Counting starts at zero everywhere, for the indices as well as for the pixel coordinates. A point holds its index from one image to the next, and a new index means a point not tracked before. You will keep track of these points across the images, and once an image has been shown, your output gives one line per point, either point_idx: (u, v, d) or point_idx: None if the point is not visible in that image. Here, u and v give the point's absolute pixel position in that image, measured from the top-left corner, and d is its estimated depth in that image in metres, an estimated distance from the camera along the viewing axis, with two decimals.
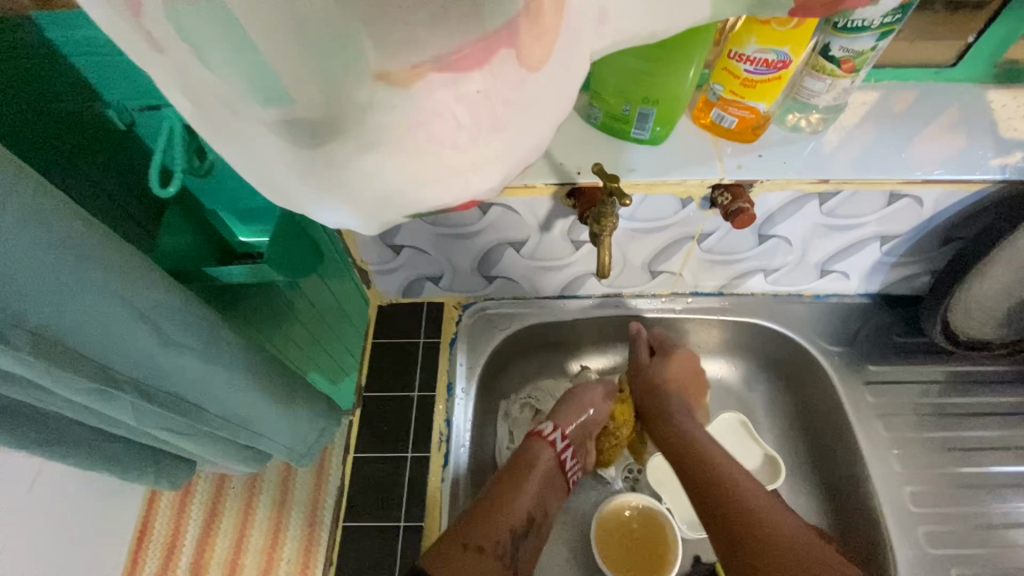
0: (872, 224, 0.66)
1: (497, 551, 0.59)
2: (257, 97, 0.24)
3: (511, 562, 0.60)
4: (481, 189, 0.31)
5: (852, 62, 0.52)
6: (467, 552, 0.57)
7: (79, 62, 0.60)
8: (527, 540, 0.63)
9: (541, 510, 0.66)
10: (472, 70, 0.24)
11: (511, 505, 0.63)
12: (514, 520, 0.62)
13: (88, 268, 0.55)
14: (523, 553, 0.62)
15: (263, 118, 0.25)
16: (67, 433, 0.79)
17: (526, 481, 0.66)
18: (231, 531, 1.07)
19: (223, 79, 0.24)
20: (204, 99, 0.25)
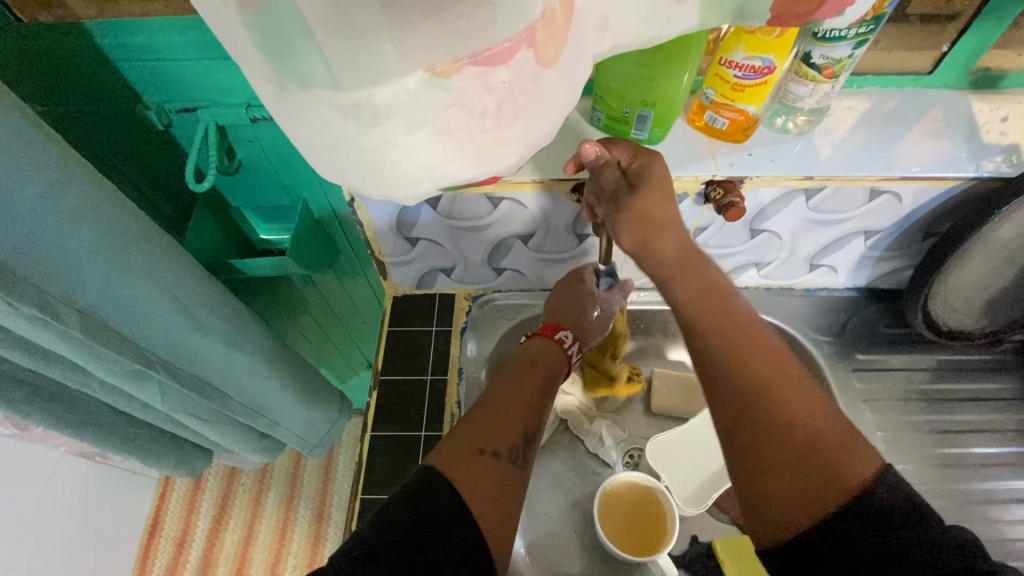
0: (856, 219, 0.71)
1: (512, 455, 0.58)
2: (329, 83, 0.29)
3: (522, 462, 0.58)
4: (501, 167, 0.36)
5: (831, 69, 0.57)
6: (482, 457, 0.56)
7: (123, 66, 0.64)
8: (536, 438, 0.62)
9: (544, 407, 0.65)
10: (501, 65, 0.29)
11: (518, 404, 0.62)
12: (524, 422, 0.61)
13: (122, 249, 0.60)
14: (531, 453, 0.61)
15: (331, 102, 0.30)
16: (97, 416, 0.83)
17: (529, 380, 0.65)
18: (245, 521, 1.34)
19: (303, 66, 0.29)
20: (282, 84, 0.30)
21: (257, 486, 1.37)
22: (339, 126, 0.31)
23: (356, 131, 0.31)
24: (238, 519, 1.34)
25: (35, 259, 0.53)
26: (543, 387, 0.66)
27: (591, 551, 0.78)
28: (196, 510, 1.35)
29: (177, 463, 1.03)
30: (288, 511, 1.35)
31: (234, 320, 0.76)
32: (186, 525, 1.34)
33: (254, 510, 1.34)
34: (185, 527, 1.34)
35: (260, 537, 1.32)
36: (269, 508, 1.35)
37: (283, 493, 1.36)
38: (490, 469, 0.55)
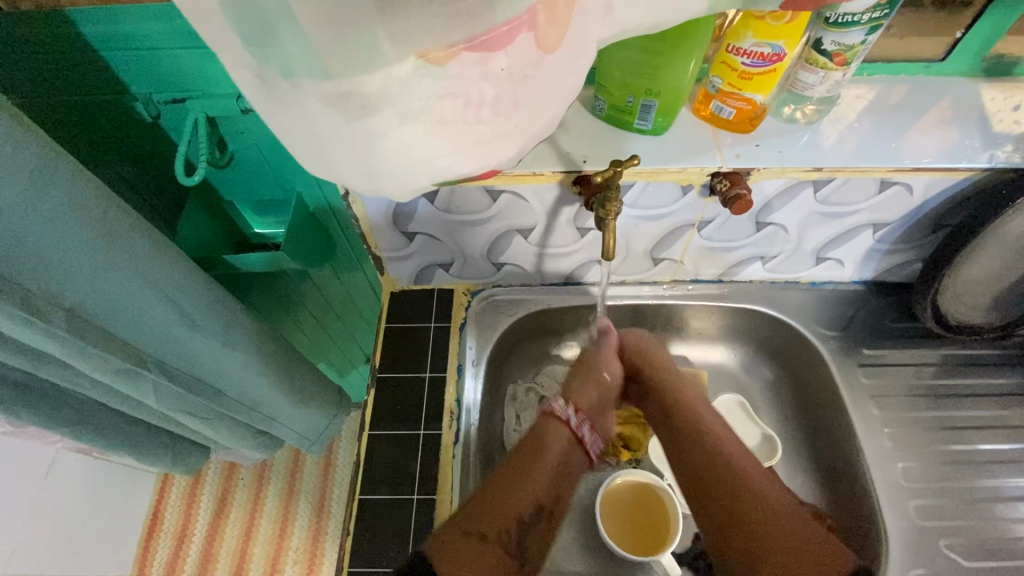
0: (864, 212, 0.69)
1: (501, 542, 0.59)
2: (319, 70, 0.27)
3: (517, 551, 0.60)
4: (500, 159, 0.34)
5: (842, 56, 0.55)
6: (468, 539, 0.58)
7: (107, 54, 0.62)
8: (536, 527, 0.63)
9: (554, 498, 0.66)
10: (500, 50, 0.27)
11: (524, 492, 0.64)
12: (521, 509, 0.62)
13: (112, 247, 0.58)
14: (529, 542, 0.62)
15: (316, 91, 0.28)
16: (91, 414, 0.82)
17: (535, 472, 0.66)
18: (241, 520, 1.32)
19: (291, 50, 0.27)
20: (267, 71, 0.28)
21: (256, 483, 1.36)
22: (325, 118, 0.29)
23: (344, 124, 0.29)
24: (235, 516, 1.33)
25: (19, 260, 0.52)
26: (561, 470, 0.68)
27: (592, 549, 0.77)
28: (196, 506, 1.34)
29: (173, 460, 1.02)
30: (287, 508, 1.33)
31: (227, 318, 0.74)
32: (184, 521, 1.32)
33: (253, 506, 1.33)
34: (184, 523, 1.32)
35: (255, 535, 1.30)
36: (268, 503, 1.34)
37: (282, 491, 1.35)
38: (479, 559, 0.57)
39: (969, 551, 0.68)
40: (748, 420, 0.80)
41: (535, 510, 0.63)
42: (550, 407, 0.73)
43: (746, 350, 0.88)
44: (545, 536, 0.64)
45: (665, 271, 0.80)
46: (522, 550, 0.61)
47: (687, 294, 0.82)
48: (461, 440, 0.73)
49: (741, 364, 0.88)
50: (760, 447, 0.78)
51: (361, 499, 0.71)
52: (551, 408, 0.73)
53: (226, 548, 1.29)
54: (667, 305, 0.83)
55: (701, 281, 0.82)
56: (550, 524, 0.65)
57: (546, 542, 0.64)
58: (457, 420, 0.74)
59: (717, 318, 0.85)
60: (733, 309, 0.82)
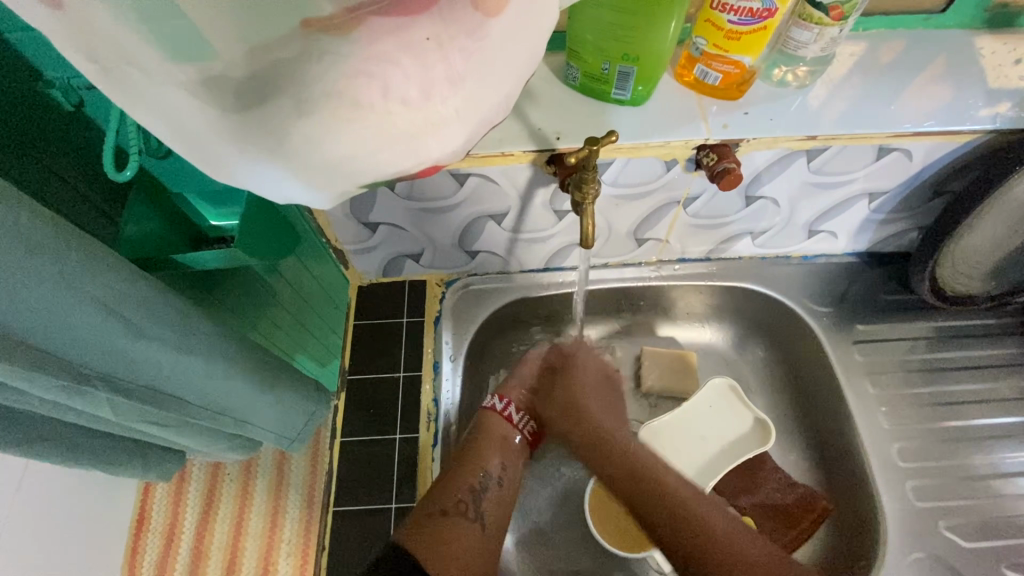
0: (860, 180, 0.64)
1: (462, 512, 0.65)
2: (170, 55, 0.21)
3: (478, 517, 0.66)
4: (441, 153, 0.27)
5: (840, 8, 0.49)
6: (435, 517, 0.63)
7: (11, 37, 0.55)
8: (487, 493, 0.68)
9: (502, 469, 0.70)
10: (418, 13, 0.22)
11: (473, 472, 0.68)
12: (474, 480, 0.67)
13: (26, 252, 0.44)
14: (487, 506, 0.68)
15: (178, 79, 0.22)
16: (47, 431, 0.67)
17: (485, 455, 0.70)
18: (230, 515, 0.95)
19: (131, 35, 0.21)
20: (108, 60, 0.22)
21: (242, 476, 0.98)
22: (198, 112, 0.23)
23: (223, 119, 0.24)
24: (224, 512, 0.95)
25: None
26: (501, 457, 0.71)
27: (581, 543, 0.74)
28: (182, 502, 0.97)
29: (145, 469, 0.85)
30: (276, 501, 0.94)
31: (184, 321, 0.59)
32: (171, 517, 0.96)
33: (243, 496, 0.96)
34: (172, 519, 0.96)
35: (243, 535, 0.93)
36: (258, 496, 0.95)
37: (270, 481, 0.96)
38: (452, 530, 0.63)
39: (967, 530, 0.66)
40: (740, 404, 0.76)
41: (484, 481, 0.68)
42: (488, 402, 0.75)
43: (736, 329, 0.84)
44: (500, 502, 0.69)
45: (650, 251, 0.75)
46: (480, 512, 0.67)
47: (674, 275, 0.78)
48: (439, 445, 0.69)
49: (730, 344, 0.84)
50: (753, 432, 0.75)
51: (337, 511, 0.67)
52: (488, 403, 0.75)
53: (214, 549, 0.93)
54: (653, 287, 0.78)
55: (688, 260, 0.78)
56: (503, 491, 0.70)
57: (503, 508, 0.69)
58: (435, 421, 0.70)
59: (705, 298, 0.80)
60: (722, 288, 0.78)
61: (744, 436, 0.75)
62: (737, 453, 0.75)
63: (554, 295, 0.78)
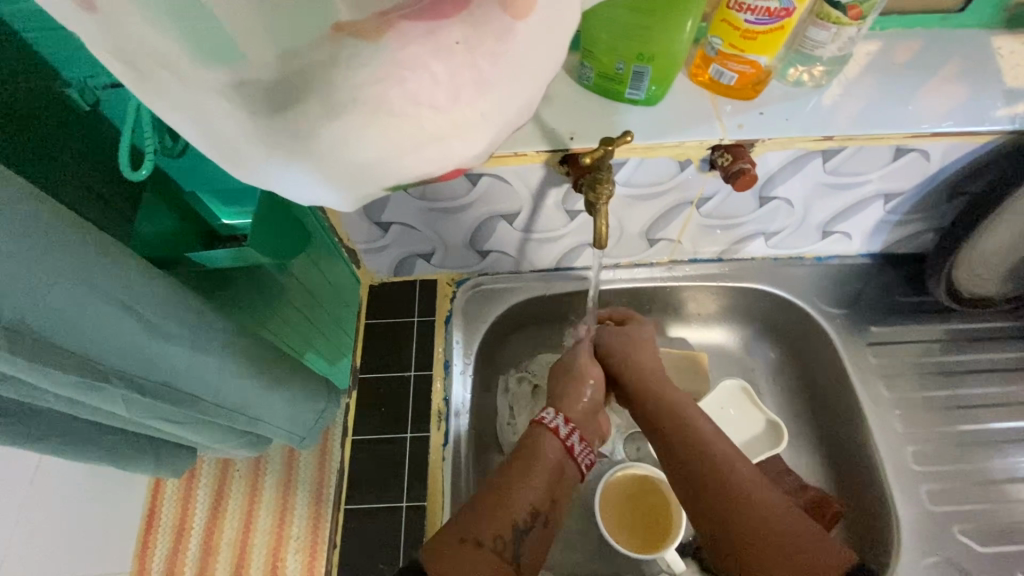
0: (876, 181, 0.63)
1: (497, 549, 0.55)
2: (202, 58, 0.22)
3: (513, 558, 0.55)
4: (465, 155, 0.27)
5: (858, 8, 0.49)
6: (464, 547, 0.53)
7: (28, 37, 0.54)
8: (531, 531, 0.57)
9: (550, 503, 0.59)
10: (451, 16, 0.22)
11: (514, 506, 0.57)
12: (519, 514, 0.57)
13: (50, 251, 0.44)
14: (525, 549, 0.57)
15: (211, 83, 0.22)
16: (64, 427, 0.68)
17: (531, 486, 0.59)
18: (239, 513, 0.95)
19: (164, 35, 0.21)
20: (140, 62, 0.22)
21: (251, 473, 0.98)
22: (228, 115, 0.23)
23: (253, 122, 0.24)
24: (232, 510, 0.96)
25: None
26: (552, 488, 0.60)
27: (590, 542, 0.74)
28: (192, 501, 0.97)
29: (157, 465, 0.86)
30: (285, 499, 0.95)
31: (198, 319, 0.60)
32: (181, 514, 0.97)
33: (252, 493, 0.96)
34: (182, 518, 0.97)
35: (252, 533, 0.93)
36: (266, 492, 0.96)
37: (279, 479, 0.96)
38: (480, 564, 0.53)
39: (982, 534, 0.66)
40: (751, 404, 0.76)
41: (529, 517, 0.57)
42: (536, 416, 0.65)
43: (747, 330, 0.84)
44: (541, 543, 0.59)
45: (662, 251, 0.75)
46: (517, 555, 0.56)
47: (686, 276, 0.77)
48: (450, 443, 0.69)
49: (740, 345, 0.84)
50: (763, 433, 0.75)
51: (348, 509, 0.67)
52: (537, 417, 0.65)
53: (222, 547, 0.93)
54: (664, 288, 0.78)
55: (699, 260, 0.77)
56: (547, 529, 0.59)
57: (543, 551, 0.58)
58: (446, 420, 0.71)
59: (716, 299, 0.80)
60: (733, 289, 0.78)
61: (755, 437, 0.75)
62: (750, 454, 0.74)
63: (559, 292, 0.78)
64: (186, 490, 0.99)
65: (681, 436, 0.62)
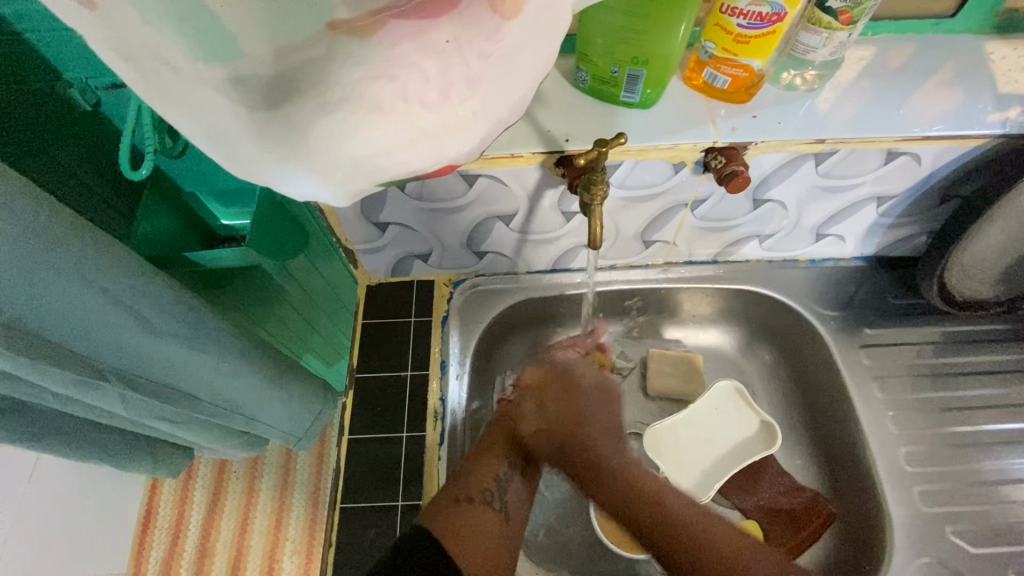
0: (868, 184, 0.64)
1: (487, 500, 0.59)
2: (200, 55, 0.22)
3: (501, 506, 0.60)
4: (457, 152, 0.28)
5: (849, 13, 0.50)
6: (459, 504, 0.57)
7: (31, 36, 0.55)
8: (511, 483, 0.63)
9: (522, 459, 0.65)
10: (440, 16, 0.22)
11: (490, 464, 0.63)
12: (496, 468, 0.62)
13: (49, 248, 0.45)
14: (512, 500, 0.62)
15: (209, 80, 0.23)
16: (61, 426, 0.68)
17: (500, 446, 0.65)
18: (235, 513, 0.95)
19: (162, 32, 0.21)
20: (139, 60, 0.23)
21: (248, 474, 0.98)
22: (226, 111, 0.24)
23: (249, 118, 0.24)
24: (229, 510, 0.96)
25: None
26: (520, 445, 0.66)
27: (585, 543, 0.75)
28: (188, 500, 0.97)
29: (155, 465, 0.86)
30: (281, 500, 0.95)
31: (196, 318, 0.60)
32: (177, 514, 0.97)
33: (249, 494, 0.96)
34: (178, 517, 0.97)
35: (248, 533, 0.93)
36: (262, 493, 0.96)
37: (276, 480, 0.96)
38: (475, 516, 0.57)
39: (975, 535, 0.66)
40: (746, 405, 0.77)
41: (506, 471, 0.63)
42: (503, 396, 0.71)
43: (742, 332, 0.84)
44: (522, 497, 0.63)
45: (658, 253, 0.75)
46: (504, 504, 0.60)
47: (681, 277, 0.78)
48: (446, 443, 0.70)
49: (736, 347, 0.84)
50: (758, 435, 0.75)
51: (344, 508, 0.67)
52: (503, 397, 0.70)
53: (218, 548, 0.93)
54: (659, 289, 0.79)
55: (695, 262, 0.78)
56: (527, 484, 0.64)
57: (526, 500, 0.63)
58: (442, 420, 0.71)
59: (711, 300, 0.81)
60: (729, 291, 0.78)
61: (750, 438, 0.75)
62: (744, 455, 0.75)
63: (552, 295, 0.78)
64: (182, 490, 0.99)
65: (613, 403, 0.71)
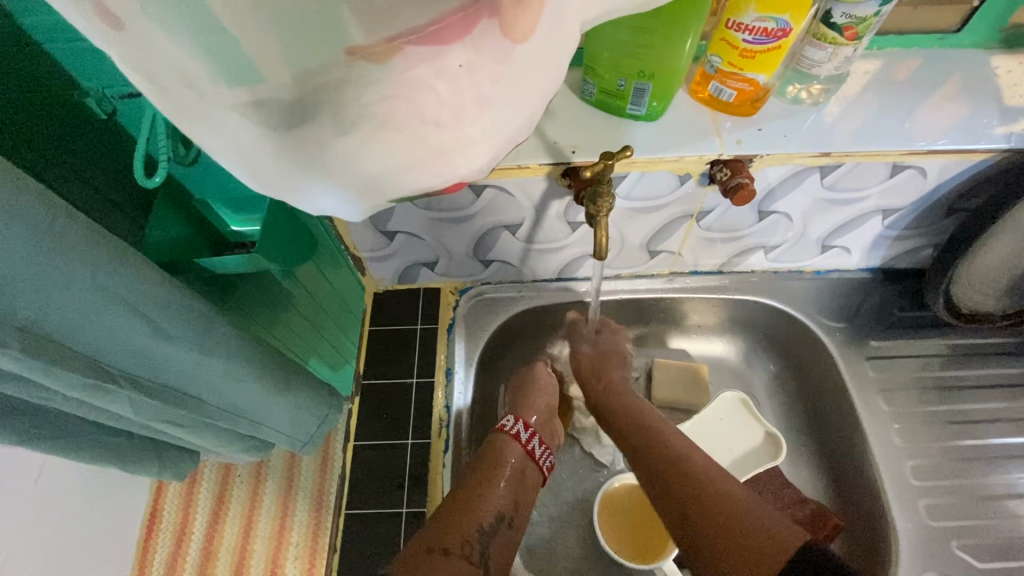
0: (874, 197, 0.64)
1: (466, 554, 0.56)
2: (220, 78, 0.23)
3: (480, 561, 0.57)
4: (467, 170, 0.28)
5: (854, 29, 0.50)
6: (432, 556, 0.55)
7: (52, 47, 0.56)
8: (498, 533, 0.60)
9: (514, 505, 0.63)
10: (454, 42, 0.23)
11: (480, 509, 0.60)
12: (483, 518, 0.60)
13: (65, 255, 0.46)
14: (493, 553, 0.59)
15: (230, 102, 0.24)
16: (71, 429, 0.69)
17: (495, 490, 0.62)
18: (239, 519, 0.96)
19: (185, 58, 0.22)
20: (163, 81, 0.24)
21: (252, 480, 0.98)
22: (246, 130, 0.25)
23: (267, 137, 0.25)
24: (233, 516, 0.96)
25: None
26: (514, 490, 0.64)
27: (589, 552, 0.75)
28: (195, 502, 0.98)
29: (161, 469, 0.86)
30: (285, 505, 0.95)
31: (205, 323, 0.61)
32: (183, 518, 0.97)
33: (253, 499, 0.96)
34: (184, 518, 0.98)
35: (252, 539, 0.94)
36: (266, 498, 0.96)
37: (280, 484, 0.96)
38: (450, 571, 0.54)
39: (980, 550, 0.66)
40: (751, 416, 0.77)
41: (494, 520, 0.60)
42: (498, 424, 0.70)
43: (748, 343, 0.84)
44: (507, 547, 0.61)
45: (663, 263, 0.76)
46: (484, 562, 0.58)
47: (687, 287, 0.78)
48: (450, 450, 0.70)
49: (742, 357, 0.84)
50: (763, 445, 0.75)
51: (349, 514, 0.68)
52: (498, 425, 0.69)
53: (222, 553, 0.94)
54: (664, 299, 0.79)
55: (700, 272, 0.78)
56: (514, 532, 0.62)
57: (511, 552, 0.61)
58: (447, 427, 0.71)
59: (716, 310, 0.81)
60: (733, 301, 0.79)
61: (754, 450, 0.75)
62: (749, 465, 0.75)
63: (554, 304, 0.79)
64: (189, 494, 0.99)
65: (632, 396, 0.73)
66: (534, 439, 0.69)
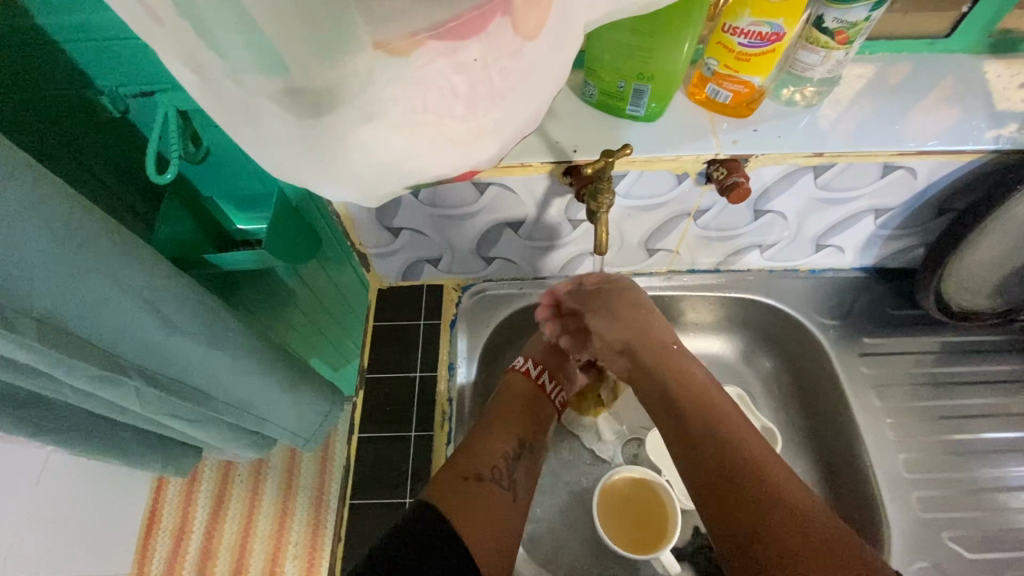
0: (866, 197, 0.66)
1: (496, 477, 0.61)
2: (254, 68, 0.25)
3: (510, 484, 0.62)
4: (477, 159, 0.30)
5: (845, 33, 0.52)
6: (468, 482, 0.59)
7: (67, 47, 0.57)
8: (521, 458, 0.65)
9: (533, 434, 0.68)
10: (468, 39, 0.24)
11: (504, 437, 0.65)
12: (507, 445, 0.64)
13: (81, 249, 0.47)
14: (519, 476, 0.64)
15: (261, 90, 0.26)
16: (78, 422, 0.70)
17: (514, 420, 0.67)
18: (240, 516, 0.96)
19: (226, 49, 0.24)
20: (206, 69, 0.26)
21: (252, 478, 0.99)
22: (276, 117, 0.27)
23: (294, 125, 0.27)
24: (234, 513, 0.97)
25: None
26: (531, 417, 0.69)
27: (587, 544, 0.76)
28: (194, 501, 0.99)
29: (164, 463, 0.88)
30: (286, 503, 0.96)
31: (215, 317, 0.62)
32: (184, 514, 0.98)
33: (254, 496, 0.97)
34: (183, 519, 0.98)
35: (252, 536, 0.95)
36: (268, 495, 0.98)
37: (280, 483, 0.97)
38: (483, 493, 0.59)
39: (971, 542, 0.67)
40: (747, 412, 0.78)
41: (516, 448, 0.65)
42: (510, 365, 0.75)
43: (745, 340, 0.86)
44: (531, 469, 0.66)
45: (661, 261, 0.77)
46: (513, 483, 0.62)
47: (684, 285, 0.80)
48: (452, 443, 0.71)
49: (739, 354, 0.86)
50: None
51: (352, 504, 0.69)
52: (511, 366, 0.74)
53: (222, 551, 0.94)
54: (663, 297, 0.81)
55: (698, 271, 0.80)
56: (535, 457, 0.67)
57: (535, 474, 0.66)
58: (450, 420, 0.72)
59: (714, 308, 0.82)
60: (731, 299, 0.80)
61: None
62: None
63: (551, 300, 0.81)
64: (190, 490, 1.00)
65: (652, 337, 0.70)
66: (546, 374, 0.74)
